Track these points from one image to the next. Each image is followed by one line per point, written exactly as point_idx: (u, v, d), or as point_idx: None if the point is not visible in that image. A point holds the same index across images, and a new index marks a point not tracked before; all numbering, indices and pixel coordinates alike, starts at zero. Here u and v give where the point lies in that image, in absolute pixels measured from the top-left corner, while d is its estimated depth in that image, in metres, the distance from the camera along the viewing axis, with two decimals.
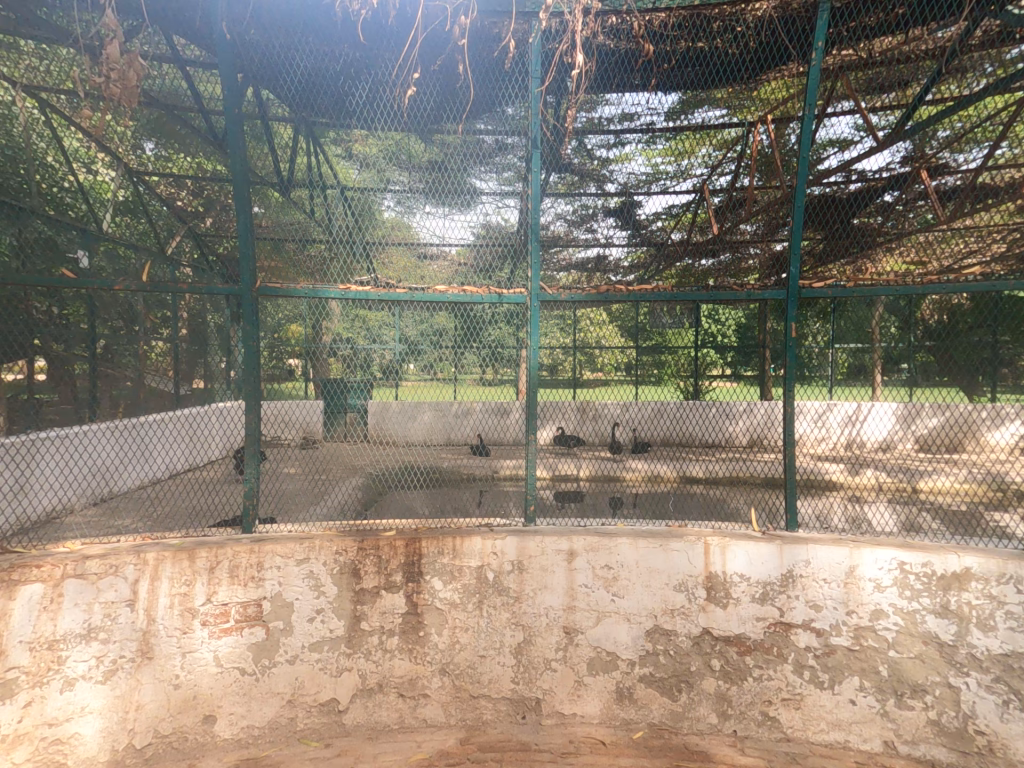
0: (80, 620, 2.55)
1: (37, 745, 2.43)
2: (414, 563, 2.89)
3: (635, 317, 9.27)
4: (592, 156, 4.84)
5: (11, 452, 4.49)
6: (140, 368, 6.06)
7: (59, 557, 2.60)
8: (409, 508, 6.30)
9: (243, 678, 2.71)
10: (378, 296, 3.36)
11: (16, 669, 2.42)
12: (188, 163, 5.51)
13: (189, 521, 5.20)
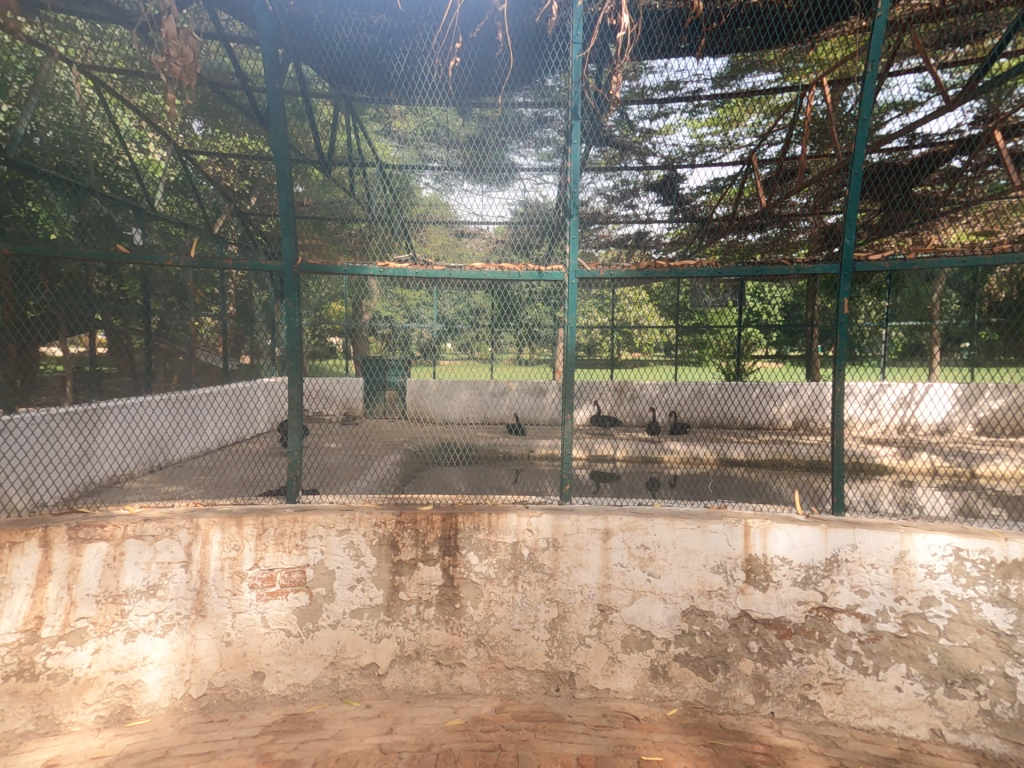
0: (140, 578, 2.72)
1: (106, 689, 2.62)
2: (451, 537, 2.94)
3: (676, 295, 8.95)
4: (634, 128, 4.77)
5: (76, 419, 4.79)
6: (192, 344, 6.30)
7: (121, 518, 2.76)
8: (446, 484, 6.42)
9: (289, 639, 2.84)
10: (416, 273, 3.35)
11: (85, 618, 2.62)
12: (233, 142, 5.56)
13: (240, 489, 5.45)
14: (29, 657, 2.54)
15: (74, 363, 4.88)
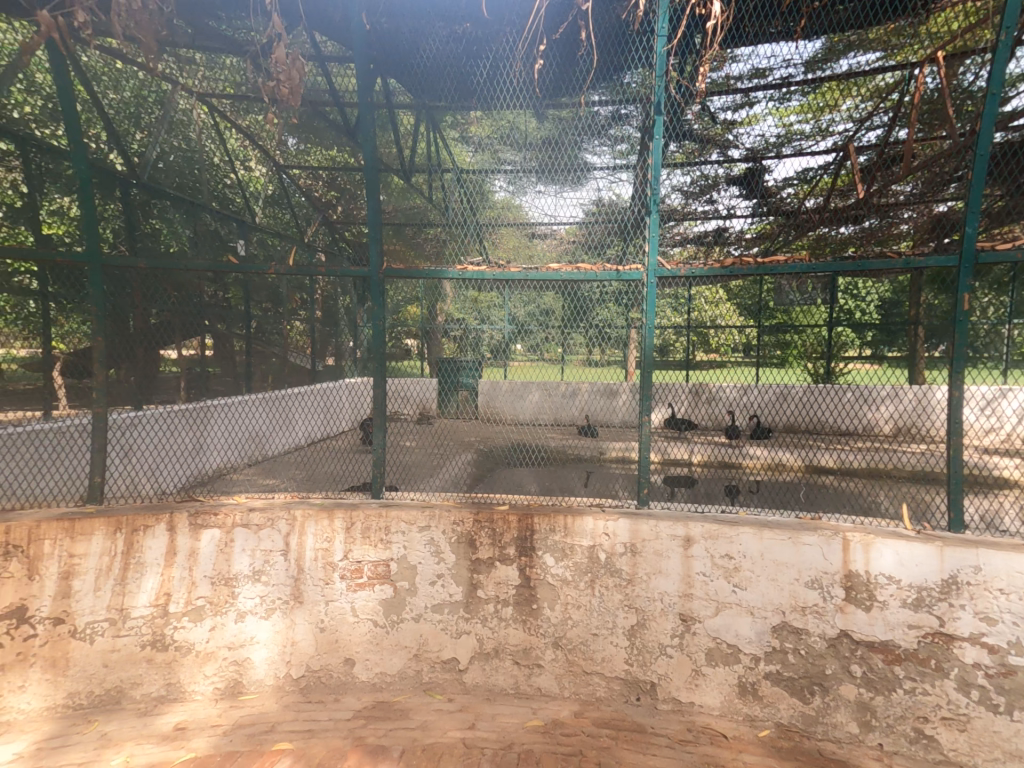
0: (247, 563, 2.93)
1: (221, 663, 2.85)
2: (527, 538, 2.96)
3: (757, 293, 8.52)
4: (715, 121, 4.58)
5: (191, 416, 5.27)
6: (284, 346, 6.74)
7: (231, 507, 3.00)
8: (518, 484, 6.47)
9: (376, 629, 2.97)
10: (493, 276, 3.38)
11: (203, 598, 2.87)
12: (323, 155, 5.95)
13: (329, 484, 5.76)
14: (160, 629, 2.81)
15: (186, 365, 5.34)
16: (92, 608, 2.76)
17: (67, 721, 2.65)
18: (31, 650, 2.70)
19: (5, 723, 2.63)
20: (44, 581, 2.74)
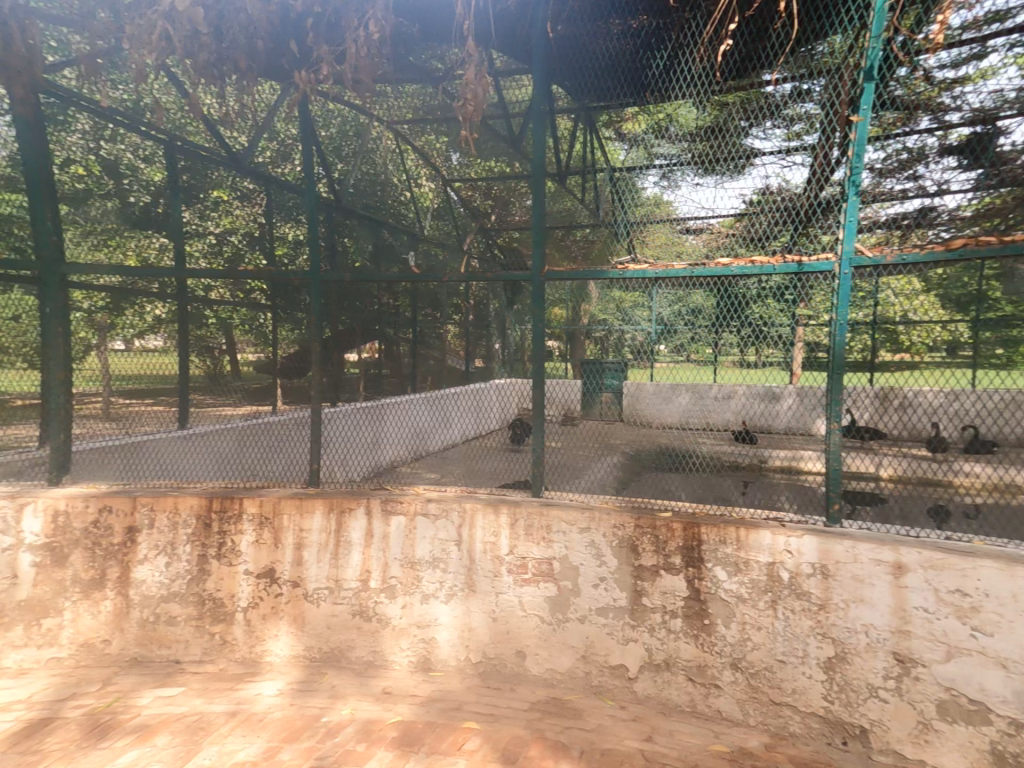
0: (427, 549, 3.15)
1: (413, 639, 3.09)
2: (694, 548, 2.77)
3: (973, 283, 7.12)
4: (928, 83, 3.92)
5: (364, 412, 5.99)
6: (442, 349, 7.20)
7: (412, 496, 3.24)
8: (665, 491, 6.17)
9: (543, 625, 2.99)
10: (655, 273, 3.20)
11: (394, 578, 3.13)
12: (483, 167, 6.19)
13: (481, 479, 6.05)
14: (366, 602, 3.12)
15: (362, 367, 5.78)
16: (317, 576, 3.13)
17: (306, 671, 3.03)
18: (280, 606, 3.11)
19: (268, 664, 3.07)
20: (284, 549, 3.14)
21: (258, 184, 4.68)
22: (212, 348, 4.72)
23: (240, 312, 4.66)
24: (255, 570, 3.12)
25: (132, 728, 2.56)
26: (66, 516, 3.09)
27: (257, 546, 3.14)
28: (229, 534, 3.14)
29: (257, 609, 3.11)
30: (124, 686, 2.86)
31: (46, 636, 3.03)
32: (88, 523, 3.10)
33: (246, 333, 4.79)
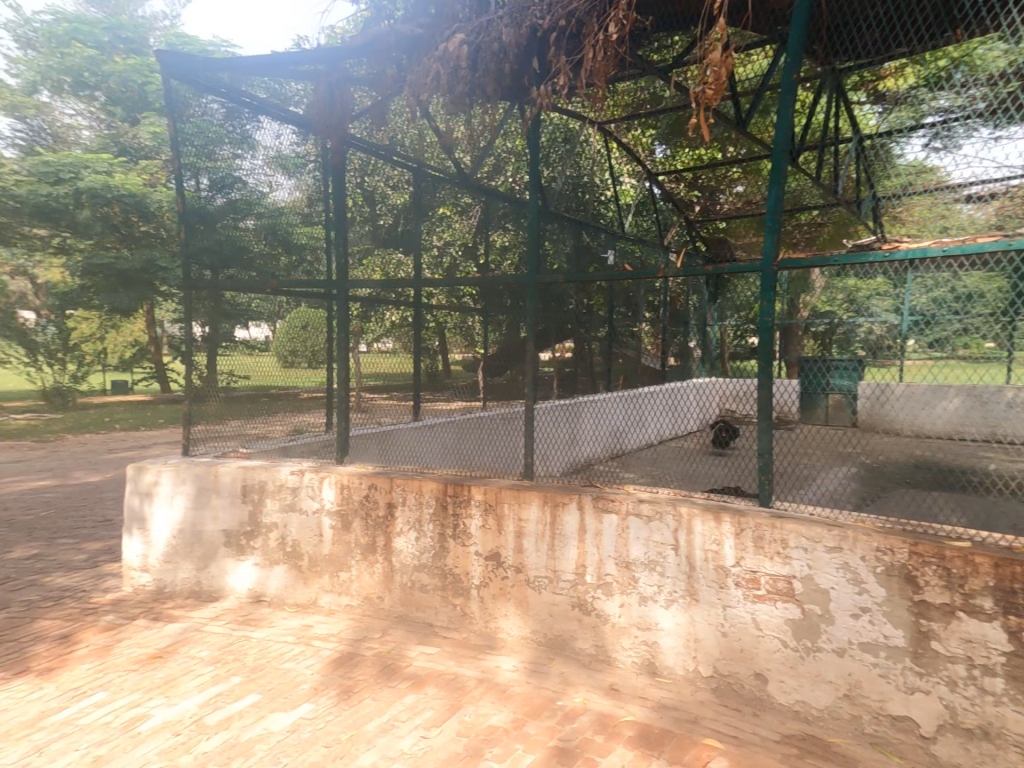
0: (641, 551, 2.99)
1: (634, 640, 2.99)
2: (1011, 592, 2.23)
3: None
4: None
5: (564, 409, 6.06)
6: (637, 348, 7.03)
7: (623, 495, 3.11)
8: (928, 510, 5.13)
9: (788, 651, 2.65)
10: (946, 250, 2.53)
11: (609, 575, 3.06)
12: (687, 156, 6.16)
13: (684, 484, 5.74)
14: (582, 595, 3.12)
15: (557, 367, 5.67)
16: (536, 563, 3.23)
17: (535, 653, 3.18)
18: (506, 587, 3.29)
19: (501, 640, 3.29)
20: (506, 535, 3.30)
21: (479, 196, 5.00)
22: (431, 348, 5.40)
23: (454, 316, 5.24)
24: (484, 552, 3.35)
25: (407, 675, 2.96)
26: (349, 489, 3.69)
27: (484, 530, 3.35)
28: (462, 517, 3.41)
29: (488, 587, 3.34)
30: (398, 638, 3.34)
31: (340, 587, 3.68)
32: (364, 496, 3.65)
33: (456, 334, 5.30)
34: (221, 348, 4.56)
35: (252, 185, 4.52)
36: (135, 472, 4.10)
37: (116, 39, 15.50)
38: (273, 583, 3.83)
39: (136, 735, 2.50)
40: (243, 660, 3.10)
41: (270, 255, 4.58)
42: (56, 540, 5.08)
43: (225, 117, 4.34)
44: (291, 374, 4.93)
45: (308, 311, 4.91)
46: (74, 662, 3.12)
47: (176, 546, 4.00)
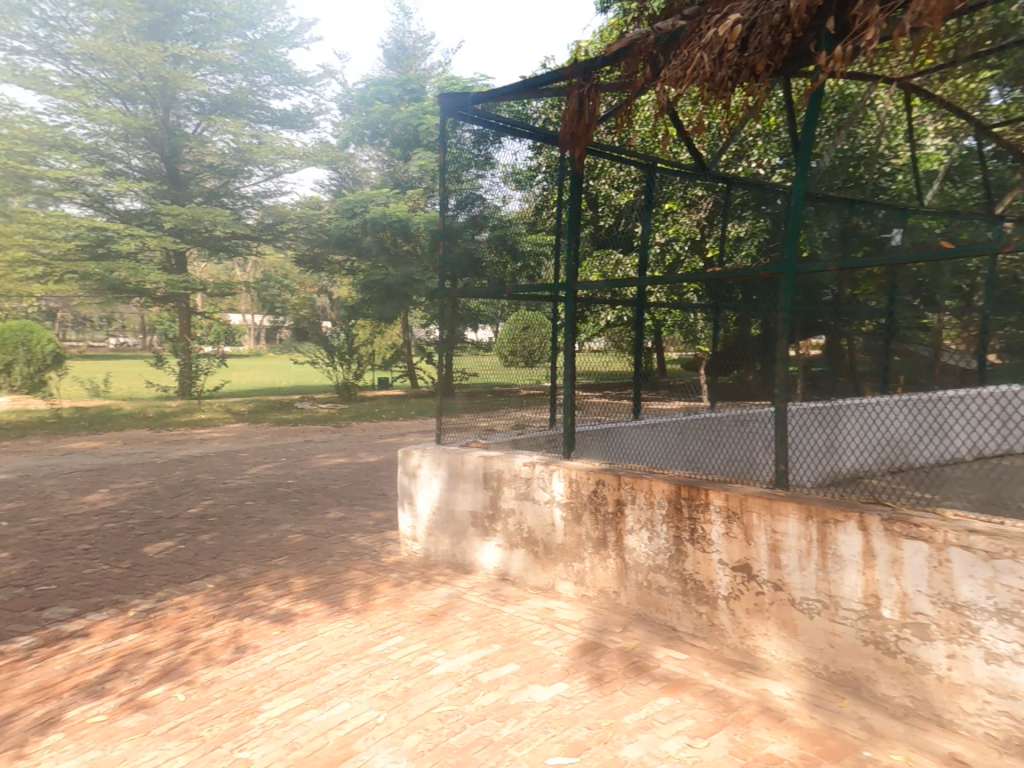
0: (982, 594, 2.41)
1: (985, 707, 2.43)
2: None
3: None
4: None
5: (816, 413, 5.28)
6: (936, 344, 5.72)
7: (935, 521, 2.58)
8: None
9: None
10: None
11: (925, 616, 2.55)
12: None
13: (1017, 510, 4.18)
14: (880, 632, 2.68)
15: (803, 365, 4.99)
16: (804, 586, 2.89)
17: (816, 686, 2.85)
18: (764, 605, 3.03)
19: (766, 664, 3.04)
20: (757, 548, 3.04)
21: (712, 186, 4.78)
22: (644, 348, 5.06)
23: (674, 315, 4.91)
24: (729, 563, 3.14)
25: (658, 675, 3.01)
26: (577, 483, 3.80)
27: (728, 539, 3.14)
28: (700, 521, 3.24)
29: (739, 601, 3.12)
30: (639, 636, 3.38)
31: (575, 577, 3.84)
32: (592, 491, 3.73)
33: (676, 334, 5.01)
34: (457, 349, 5.10)
35: (490, 202, 4.91)
36: (404, 456, 4.86)
37: (402, 91, 17.95)
38: (514, 563, 4.18)
39: (429, 678, 3.12)
40: (500, 631, 3.52)
41: (498, 263, 4.91)
42: (355, 505, 6.53)
43: (475, 142, 4.83)
44: (505, 375, 5.12)
45: (524, 313, 5.04)
46: (379, 608, 4.08)
47: (436, 522, 4.66)
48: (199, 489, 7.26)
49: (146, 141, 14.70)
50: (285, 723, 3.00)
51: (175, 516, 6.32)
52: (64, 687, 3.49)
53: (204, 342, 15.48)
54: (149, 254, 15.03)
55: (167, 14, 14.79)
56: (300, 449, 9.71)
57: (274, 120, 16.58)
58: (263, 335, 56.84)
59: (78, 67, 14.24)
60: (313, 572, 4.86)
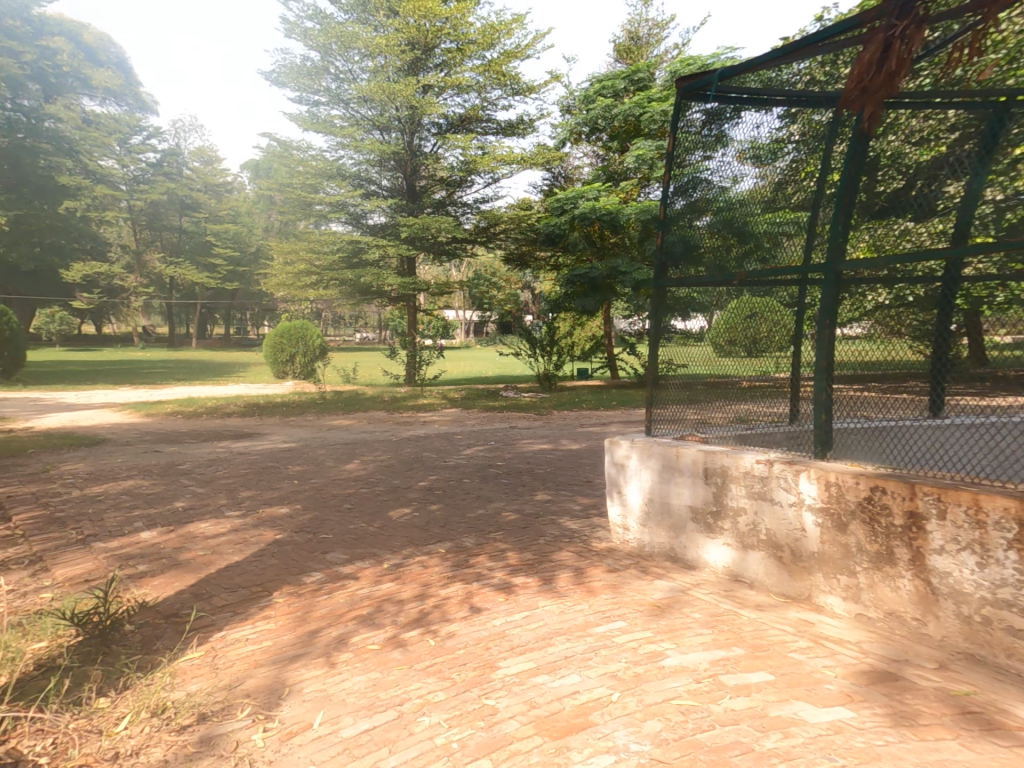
0: None
1: None
2: None
3: None
4: None
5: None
6: None
7: None
8: None
9: None
10: None
11: None
12: None
13: None
14: None
15: None
16: None
17: None
18: None
19: None
20: None
21: None
22: (949, 333, 3.62)
23: (1012, 287, 3.27)
24: None
25: None
26: (838, 487, 3.49)
27: None
28: None
29: None
30: (979, 682, 2.87)
31: (845, 591, 3.53)
32: (862, 499, 3.38)
33: (1013, 313, 3.27)
34: (663, 340, 4.92)
35: (718, 184, 4.67)
36: (609, 447, 4.96)
37: (627, 83, 18.16)
38: (748, 565, 4.04)
39: (662, 668, 3.21)
40: (740, 634, 3.47)
41: (721, 246, 4.63)
42: (559, 490, 7.00)
43: (705, 123, 4.66)
44: (718, 364, 4.75)
45: (749, 299, 4.61)
46: (598, 591, 4.27)
47: (650, 512, 4.69)
48: (426, 465, 8.39)
49: (394, 164, 17.23)
50: (522, 682, 3.30)
51: (410, 487, 7.41)
52: (349, 616, 4.33)
53: (426, 336, 17.71)
54: (388, 260, 17.72)
55: (422, 50, 16.75)
56: (505, 435, 10.63)
57: (498, 131, 17.98)
58: (470, 329, 63.57)
59: (354, 109, 17.03)
60: (528, 548, 5.29)
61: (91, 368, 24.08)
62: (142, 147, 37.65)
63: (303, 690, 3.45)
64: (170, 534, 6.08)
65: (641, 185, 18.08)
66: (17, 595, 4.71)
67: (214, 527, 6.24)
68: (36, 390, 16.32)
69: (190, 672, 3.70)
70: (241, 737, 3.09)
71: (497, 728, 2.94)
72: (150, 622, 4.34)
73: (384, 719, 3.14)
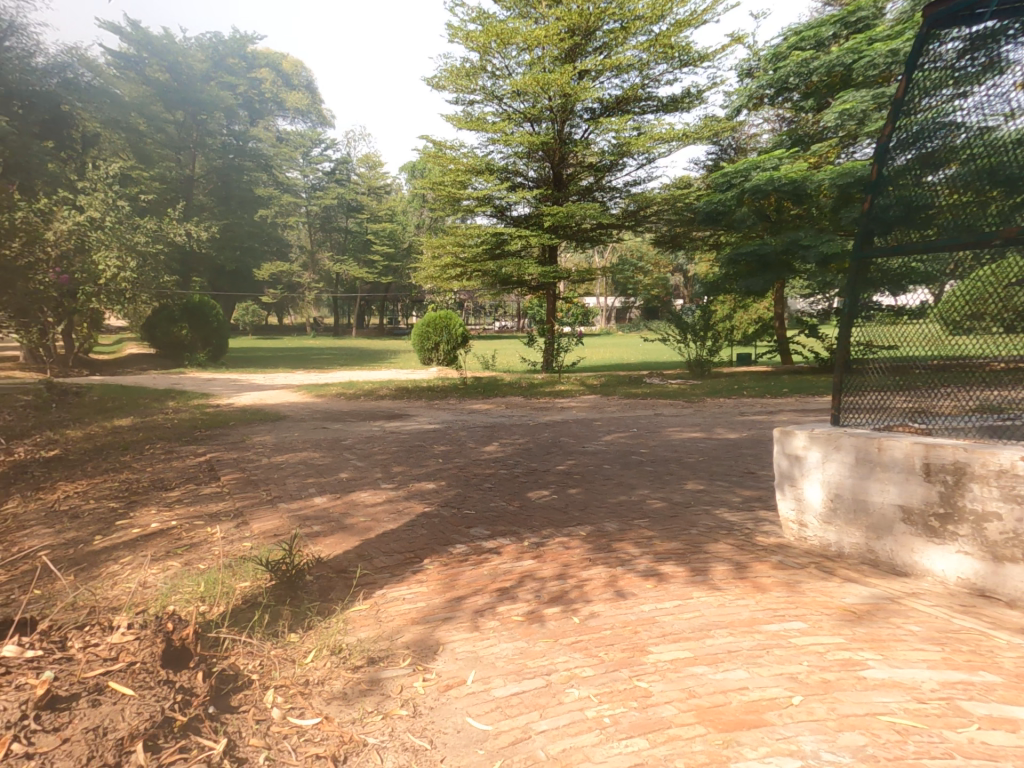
0: None
1: None
2: None
3: None
4: None
5: None
6: None
7: None
8: None
9: None
10: None
11: None
12: None
13: None
14: None
15: None
16: None
17: None
18: None
19: None
20: None
21: None
22: None
23: None
24: None
25: None
26: None
27: None
28: None
29: None
30: None
31: None
32: None
33: None
34: (859, 319, 4.59)
35: (975, 125, 3.97)
36: (782, 437, 4.82)
37: (839, 28, 17.02)
38: (988, 577, 3.74)
39: (863, 679, 3.02)
40: (988, 659, 3.15)
41: (971, 201, 4.01)
42: (714, 481, 7.00)
43: (959, 55, 4.06)
44: (947, 344, 4.15)
45: (1016, 263, 3.85)
46: (768, 588, 4.16)
47: (840, 508, 4.50)
48: (564, 450, 8.64)
49: (543, 155, 17.81)
50: (678, 670, 3.27)
51: (547, 470, 7.66)
52: (492, 587, 4.57)
53: (566, 323, 17.96)
54: (531, 250, 18.40)
55: (582, 36, 16.83)
56: (648, 424, 10.65)
57: (658, 107, 18.15)
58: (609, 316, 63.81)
59: (507, 104, 17.33)
60: (677, 537, 5.29)
61: (272, 354, 28.10)
62: (319, 159, 42.87)
63: (454, 649, 3.71)
64: (337, 500, 6.92)
65: (844, 144, 16.91)
66: (229, 541, 5.68)
67: (373, 497, 6.99)
68: (232, 373, 19.23)
69: (359, 621, 4.11)
70: (404, 682, 3.39)
71: (651, 710, 2.95)
72: (325, 575, 4.88)
73: (532, 685, 3.28)
